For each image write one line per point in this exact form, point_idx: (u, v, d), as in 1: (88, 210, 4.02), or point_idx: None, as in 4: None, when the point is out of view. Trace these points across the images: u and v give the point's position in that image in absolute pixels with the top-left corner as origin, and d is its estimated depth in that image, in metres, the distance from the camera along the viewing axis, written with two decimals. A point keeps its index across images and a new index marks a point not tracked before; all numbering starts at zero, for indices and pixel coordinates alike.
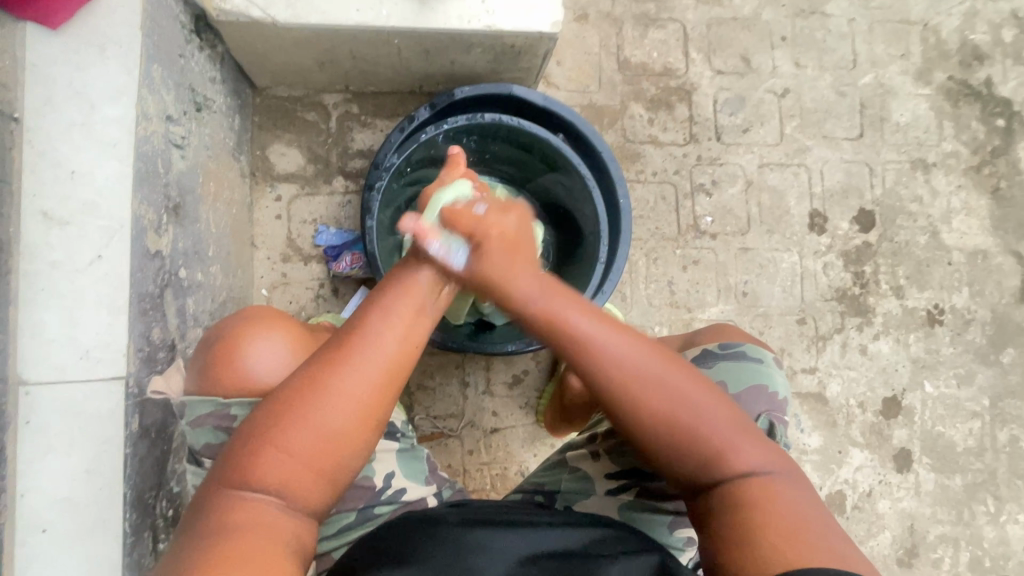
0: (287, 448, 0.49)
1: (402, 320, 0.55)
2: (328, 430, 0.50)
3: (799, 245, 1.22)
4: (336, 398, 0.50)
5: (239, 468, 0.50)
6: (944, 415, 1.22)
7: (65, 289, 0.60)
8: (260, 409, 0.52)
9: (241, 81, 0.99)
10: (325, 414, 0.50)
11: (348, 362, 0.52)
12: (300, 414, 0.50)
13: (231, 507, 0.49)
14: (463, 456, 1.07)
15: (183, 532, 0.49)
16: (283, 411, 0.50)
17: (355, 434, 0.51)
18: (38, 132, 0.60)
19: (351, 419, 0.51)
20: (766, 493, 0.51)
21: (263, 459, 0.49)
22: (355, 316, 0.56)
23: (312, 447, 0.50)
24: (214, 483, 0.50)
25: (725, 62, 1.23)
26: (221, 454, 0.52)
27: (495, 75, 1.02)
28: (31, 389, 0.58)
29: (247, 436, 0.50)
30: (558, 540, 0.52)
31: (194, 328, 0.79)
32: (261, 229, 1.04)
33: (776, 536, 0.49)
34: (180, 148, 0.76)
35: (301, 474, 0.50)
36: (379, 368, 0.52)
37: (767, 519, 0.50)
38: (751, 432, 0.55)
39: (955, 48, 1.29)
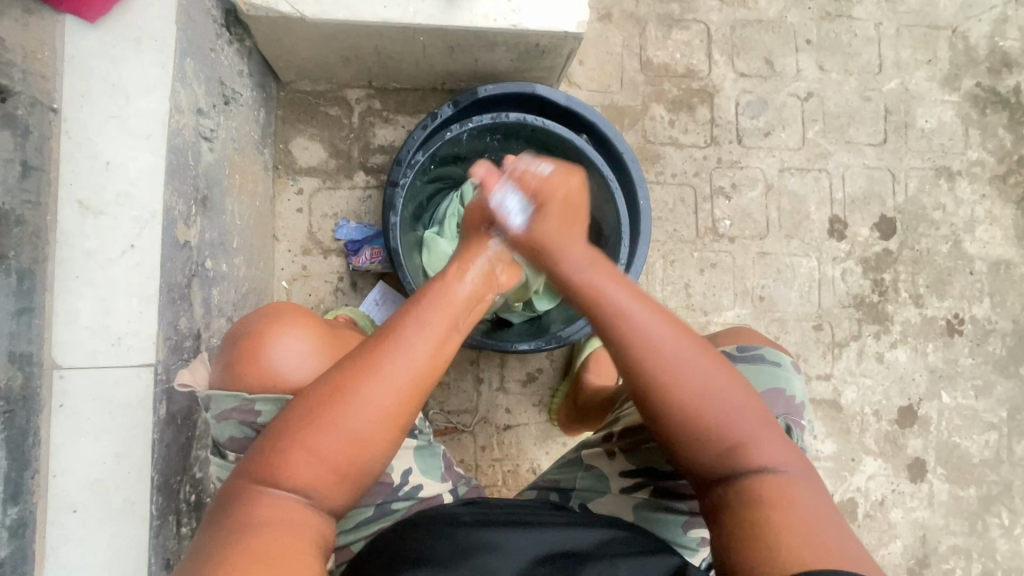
0: (317, 449, 0.50)
1: (434, 328, 0.56)
2: (355, 434, 0.51)
3: (818, 251, 1.21)
4: (365, 402, 0.51)
5: (268, 464, 0.51)
6: (961, 426, 1.21)
7: (98, 277, 0.61)
8: (288, 410, 0.53)
9: (267, 76, 1.00)
10: (354, 418, 0.51)
11: (378, 368, 0.52)
12: (328, 417, 0.51)
13: (260, 500, 0.50)
14: (476, 452, 1.08)
15: (213, 524, 0.50)
16: (312, 413, 0.51)
17: (380, 436, 0.52)
18: (75, 123, 0.62)
19: (378, 424, 0.51)
20: (772, 484, 0.51)
21: (292, 458, 0.50)
22: (388, 319, 0.57)
23: (339, 449, 0.51)
24: (243, 477, 0.51)
25: (749, 65, 1.22)
26: (250, 450, 0.53)
27: (518, 73, 1.02)
28: (65, 372, 0.60)
29: (277, 435, 0.51)
30: (573, 541, 0.53)
31: (218, 318, 0.80)
32: (283, 221, 1.06)
33: (792, 535, 0.48)
34: (210, 140, 0.78)
35: (327, 475, 0.51)
36: (407, 374, 0.52)
37: (784, 515, 0.49)
38: (777, 433, 0.55)
39: (983, 54, 1.27)
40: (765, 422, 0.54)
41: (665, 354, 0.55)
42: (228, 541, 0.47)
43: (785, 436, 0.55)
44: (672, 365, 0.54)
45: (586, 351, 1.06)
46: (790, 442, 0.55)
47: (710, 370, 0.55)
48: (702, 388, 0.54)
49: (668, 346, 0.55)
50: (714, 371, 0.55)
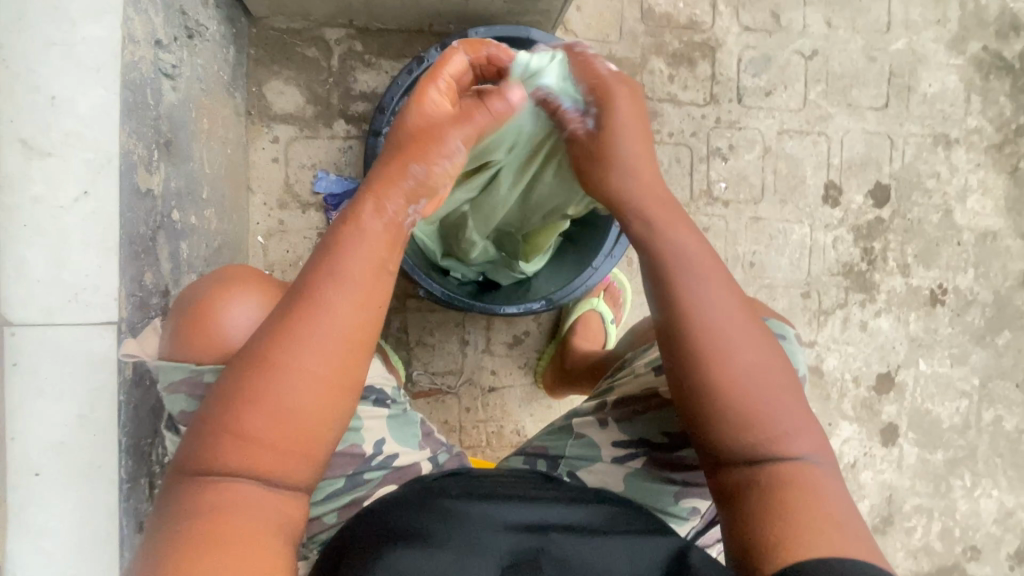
0: (251, 432, 0.47)
1: (359, 278, 0.49)
2: (290, 409, 0.47)
3: (811, 217, 1.19)
4: (296, 374, 0.47)
5: (203, 453, 0.47)
6: (934, 393, 1.24)
7: (51, 226, 0.56)
8: (215, 392, 0.49)
9: (235, 8, 0.91)
10: (288, 393, 0.47)
11: (302, 335, 0.48)
12: (257, 397, 0.47)
13: (203, 491, 0.47)
14: (460, 414, 1.07)
15: (163, 520, 0.48)
16: (239, 393, 0.47)
17: (316, 406, 0.48)
18: (13, 51, 0.55)
19: (315, 394, 0.48)
20: (801, 475, 0.51)
21: (228, 444, 0.47)
22: (303, 274, 0.50)
23: (274, 427, 0.47)
24: (183, 469, 0.49)
25: (754, 18, 1.16)
26: (183, 439, 0.50)
27: (511, 17, 0.95)
28: (17, 330, 0.55)
29: (207, 422, 0.48)
30: (567, 517, 0.51)
31: (188, 274, 0.75)
32: (257, 172, 0.99)
33: (812, 520, 0.49)
34: (172, 78, 0.70)
35: (269, 457, 0.47)
36: (336, 336, 0.48)
37: (806, 506, 0.49)
38: (806, 419, 0.53)
39: (993, 16, 1.23)
40: (801, 411, 0.52)
41: (727, 331, 0.52)
42: (181, 536, 0.46)
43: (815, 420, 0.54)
44: (725, 344, 0.52)
45: (574, 315, 1.04)
46: (819, 427, 0.53)
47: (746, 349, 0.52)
48: (747, 367, 0.52)
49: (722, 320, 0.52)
50: (760, 357, 0.52)
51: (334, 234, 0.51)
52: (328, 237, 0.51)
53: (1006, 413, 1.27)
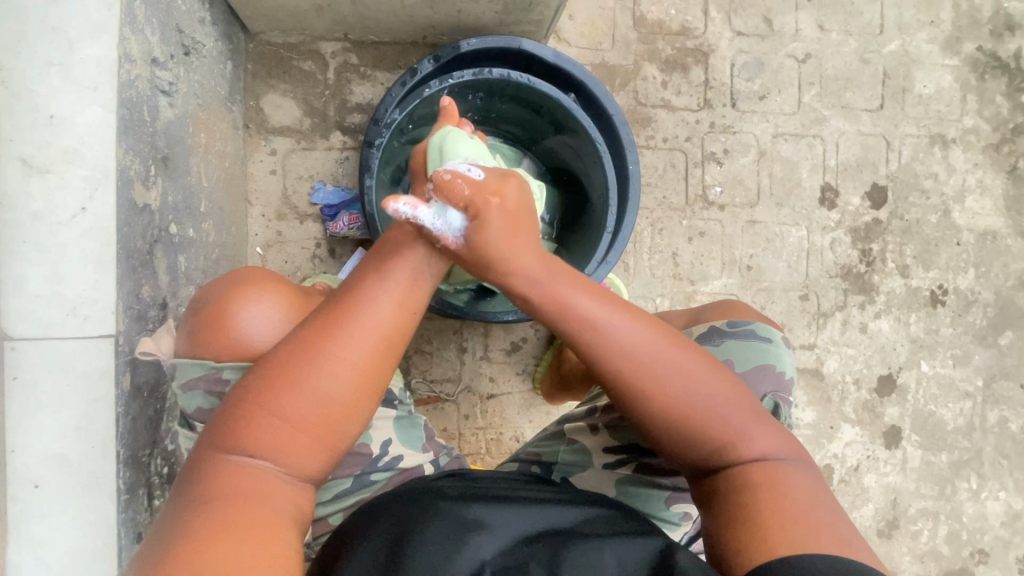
0: (285, 414, 0.48)
1: (402, 280, 0.54)
2: (325, 394, 0.49)
3: (807, 220, 1.19)
4: (333, 361, 0.49)
5: (233, 431, 0.49)
6: (937, 395, 1.23)
7: (48, 243, 0.57)
8: (252, 373, 0.51)
9: (232, 25, 0.93)
10: (323, 377, 0.49)
11: (343, 327, 0.50)
12: (294, 379, 0.49)
13: (225, 471, 0.48)
14: (460, 420, 1.07)
15: (179, 498, 0.48)
16: (278, 375, 0.49)
17: (350, 399, 0.50)
18: (12, 72, 0.56)
19: (350, 384, 0.50)
20: (766, 473, 0.52)
21: (258, 423, 0.48)
22: (354, 274, 0.55)
23: (307, 413, 0.49)
24: (209, 448, 0.49)
25: (746, 23, 1.16)
26: (213, 419, 0.51)
27: (503, 27, 0.96)
28: (17, 344, 0.56)
29: (240, 401, 0.49)
30: (559, 521, 0.52)
31: (187, 286, 0.77)
32: (255, 184, 1.01)
33: (779, 516, 0.49)
34: (168, 94, 0.72)
35: (299, 441, 0.49)
36: (376, 332, 0.51)
37: (776, 503, 0.50)
38: (766, 424, 0.55)
39: (987, 16, 1.23)
40: (758, 416, 0.55)
41: (650, 365, 0.53)
42: (199, 511, 0.46)
43: (772, 421, 0.56)
44: (665, 378, 0.53)
45: None
46: (780, 428, 0.56)
47: (700, 370, 0.54)
48: (678, 394, 0.53)
49: (662, 351, 0.54)
50: (700, 386, 0.53)
51: (385, 243, 0.58)
52: (379, 245, 0.57)
53: (1011, 414, 1.25)
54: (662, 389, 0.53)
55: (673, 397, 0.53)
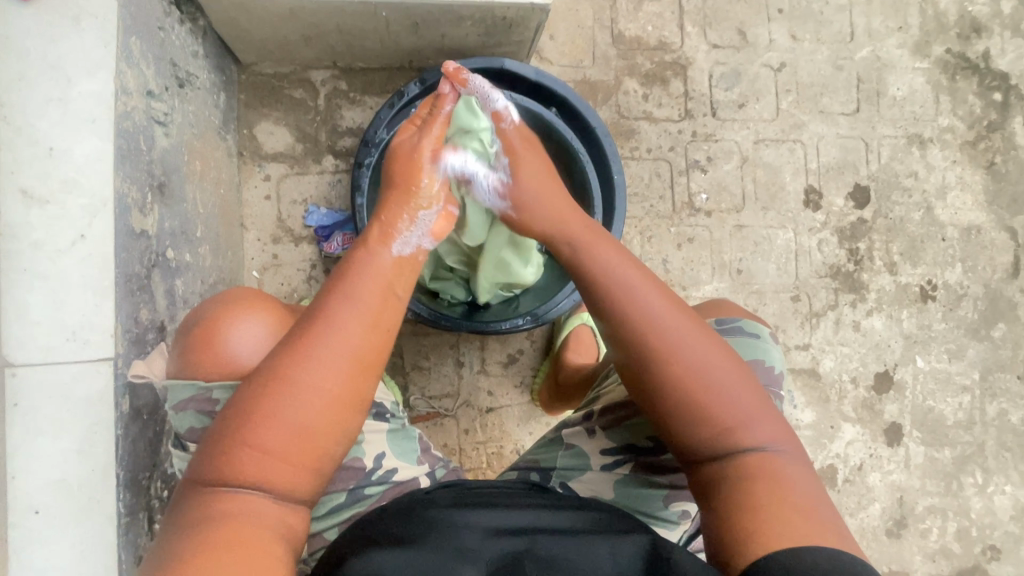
0: (265, 444, 0.49)
1: (366, 300, 0.54)
2: (303, 420, 0.50)
3: (794, 222, 1.21)
4: (305, 387, 0.50)
5: (215, 464, 0.49)
6: (935, 390, 1.24)
7: (50, 270, 0.59)
8: (229, 405, 0.51)
9: (225, 57, 0.97)
10: (298, 405, 0.49)
11: (310, 353, 0.51)
12: (270, 408, 0.49)
13: (211, 504, 0.48)
14: (459, 435, 1.07)
15: (167, 532, 0.48)
16: (253, 406, 0.49)
17: (326, 422, 0.50)
18: (13, 107, 0.58)
19: (322, 407, 0.50)
20: (765, 466, 0.53)
21: (240, 455, 0.49)
22: (315, 300, 0.55)
23: (285, 440, 0.49)
24: (194, 485, 0.50)
25: (721, 36, 1.21)
26: (196, 454, 0.51)
27: (486, 49, 0.99)
28: (18, 370, 0.57)
29: (222, 434, 0.50)
30: (551, 519, 0.53)
31: (184, 310, 0.78)
32: (250, 210, 1.03)
33: (770, 517, 0.49)
34: (163, 125, 0.74)
35: (282, 468, 0.49)
36: (342, 355, 0.51)
37: (772, 498, 0.51)
38: (768, 413, 0.55)
39: (953, 20, 1.27)
40: (767, 404, 0.55)
41: (659, 329, 0.56)
42: (186, 550, 0.45)
43: (776, 412, 0.56)
44: (702, 369, 0.54)
45: (567, 330, 1.05)
46: (782, 418, 0.56)
47: (720, 364, 0.55)
48: (690, 364, 0.54)
49: (665, 321, 0.56)
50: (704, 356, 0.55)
51: (347, 264, 0.58)
52: (342, 267, 0.58)
53: (1011, 406, 1.26)
54: (656, 347, 0.55)
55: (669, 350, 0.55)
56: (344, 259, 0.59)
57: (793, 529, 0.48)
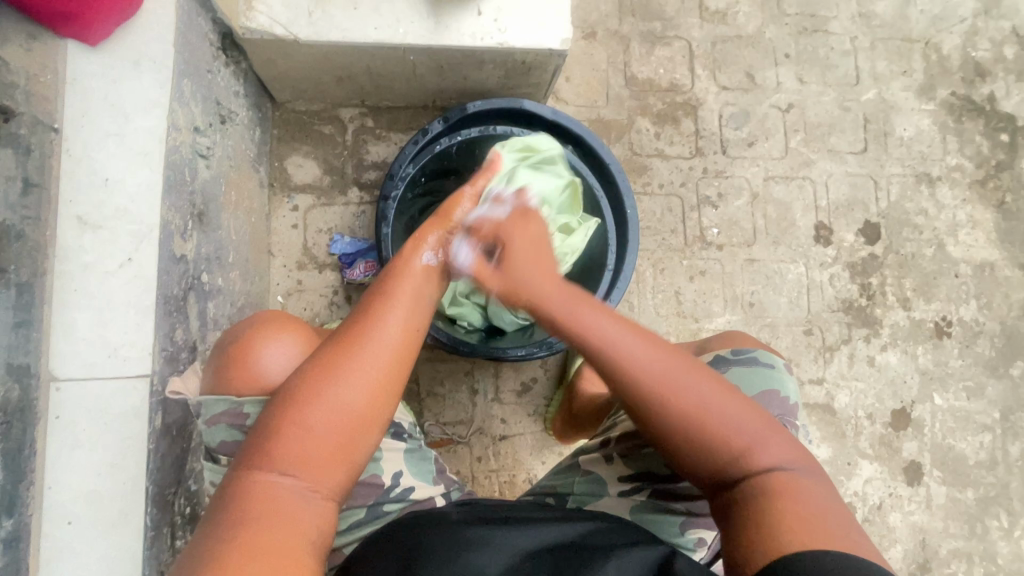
0: (315, 434, 0.52)
1: (405, 300, 0.60)
2: (348, 406, 0.53)
3: (805, 257, 1.23)
4: (347, 375, 0.54)
5: (260, 452, 0.52)
6: (955, 428, 1.22)
7: (98, 291, 0.63)
8: (277, 397, 0.54)
9: (262, 96, 1.03)
10: (343, 391, 0.53)
11: (355, 347, 0.55)
12: (317, 394, 0.53)
13: (253, 491, 0.50)
14: (472, 463, 1.08)
15: (213, 520, 0.49)
16: (303, 399, 0.53)
17: (366, 411, 0.54)
18: (75, 141, 0.64)
19: (364, 394, 0.54)
20: (786, 487, 0.52)
21: (284, 442, 0.51)
22: (359, 303, 0.60)
23: (329, 425, 0.52)
24: (238, 476, 0.51)
25: (730, 78, 1.26)
26: (244, 445, 0.54)
27: (506, 90, 1.06)
28: (61, 385, 0.61)
29: (271, 423, 0.53)
30: (578, 531, 0.56)
31: (214, 331, 0.81)
32: (278, 237, 1.08)
33: (800, 526, 0.49)
34: (206, 158, 0.80)
35: (323, 459, 0.52)
36: (384, 348, 0.56)
37: (778, 508, 0.50)
38: (778, 431, 0.55)
39: (957, 65, 1.32)
40: (771, 424, 0.55)
41: (654, 365, 0.56)
42: (227, 537, 0.47)
43: (789, 435, 0.56)
44: (686, 402, 0.55)
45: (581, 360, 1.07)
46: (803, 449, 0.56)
47: (701, 387, 0.55)
48: (688, 392, 0.55)
49: (672, 372, 0.55)
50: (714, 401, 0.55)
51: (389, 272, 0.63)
52: (382, 276, 0.63)
53: None
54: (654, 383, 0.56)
55: (683, 400, 0.55)
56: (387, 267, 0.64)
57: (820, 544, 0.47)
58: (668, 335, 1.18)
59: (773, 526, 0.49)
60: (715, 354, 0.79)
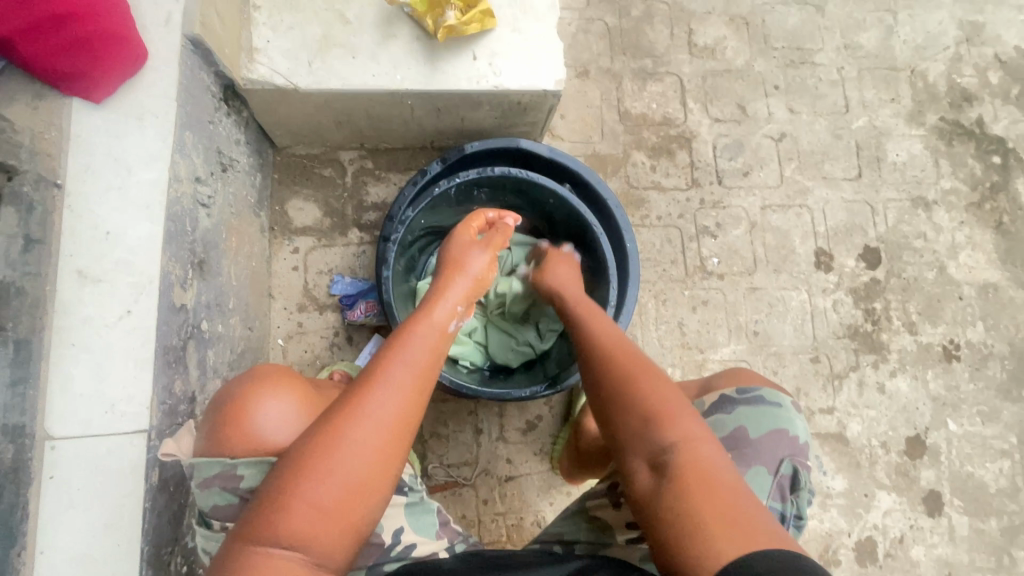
0: (313, 500, 0.51)
1: (415, 363, 0.59)
2: (355, 475, 0.52)
3: (807, 283, 1.22)
4: (357, 445, 0.53)
5: (262, 524, 0.50)
6: (972, 454, 1.19)
7: (96, 345, 0.62)
8: (282, 465, 0.53)
9: (263, 142, 1.05)
10: (349, 462, 0.52)
11: (363, 413, 0.54)
12: (324, 465, 0.52)
13: (254, 565, 0.49)
14: (478, 507, 1.05)
15: None
16: (303, 463, 0.52)
17: (374, 481, 0.53)
18: (77, 196, 0.65)
19: (371, 465, 0.53)
20: (705, 482, 0.53)
21: (288, 515, 0.50)
22: (371, 362, 0.59)
23: (335, 497, 0.51)
24: (237, 546, 0.50)
25: (722, 110, 1.28)
26: (245, 513, 0.52)
27: (504, 130, 1.07)
28: (56, 444, 0.59)
29: (275, 493, 0.51)
30: None
31: (214, 380, 0.80)
32: (278, 280, 1.08)
33: (708, 512, 0.51)
34: (207, 206, 0.80)
35: (327, 532, 0.51)
36: (393, 414, 0.55)
37: (702, 502, 0.52)
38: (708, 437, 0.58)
39: (944, 91, 1.34)
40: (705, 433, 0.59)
41: (622, 354, 0.67)
42: None
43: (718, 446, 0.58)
44: (645, 376, 0.64)
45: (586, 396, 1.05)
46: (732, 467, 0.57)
47: (653, 377, 0.63)
48: (649, 372, 0.64)
49: (638, 361, 0.66)
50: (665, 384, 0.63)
51: (402, 329, 0.63)
52: (395, 335, 0.62)
53: None
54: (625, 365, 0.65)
55: (639, 378, 0.63)
56: (401, 326, 0.64)
57: (720, 535, 0.49)
58: (674, 368, 1.17)
59: (684, 507, 0.52)
60: (721, 394, 0.77)
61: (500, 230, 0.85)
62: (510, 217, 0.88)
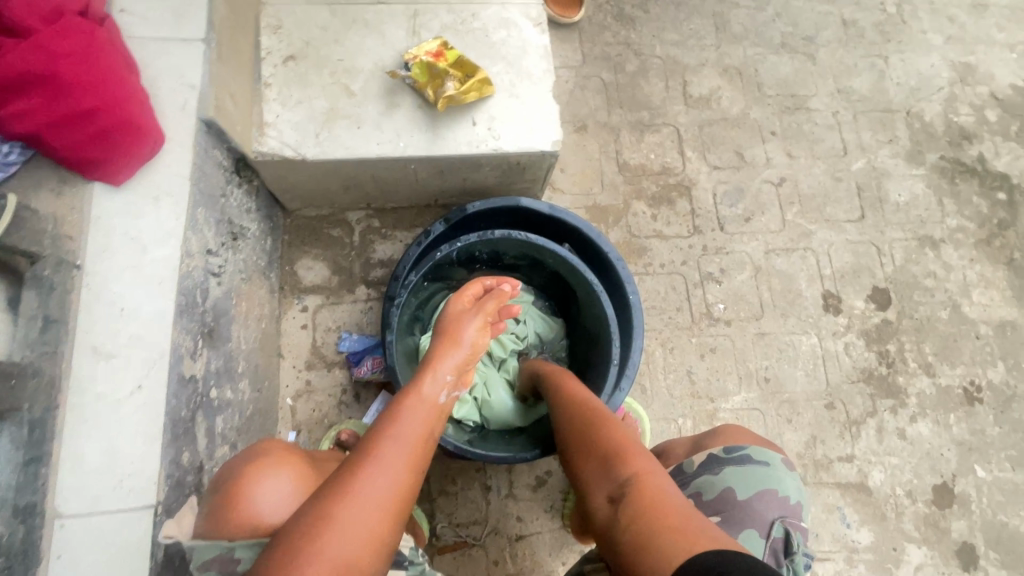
0: None
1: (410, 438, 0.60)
2: (350, 553, 0.51)
3: (816, 327, 1.21)
4: (354, 520, 0.52)
5: None
6: (1005, 502, 1.13)
7: (107, 420, 0.64)
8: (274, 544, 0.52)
9: (274, 207, 1.09)
10: (345, 538, 0.51)
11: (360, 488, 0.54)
12: (319, 543, 0.50)
13: None
14: (489, 568, 1.02)
15: None
16: (297, 543, 0.50)
17: (367, 560, 0.52)
18: (94, 275, 0.68)
19: (366, 541, 0.52)
20: (661, 506, 0.58)
21: None
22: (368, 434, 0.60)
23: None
24: None
25: (721, 158, 1.31)
26: None
27: (506, 187, 1.10)
28: (65, 521, 0.60)
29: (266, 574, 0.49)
30: None
31: (222, 446, 0.81)
32: (287, 339, 1.09)
33: (666, 521, 0.55)
34: (217, 276, 0.83)
35: None
36: (388, 490, 0.55)
37: (661, 516, 0.56)
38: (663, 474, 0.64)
39: (942, 130, 1.35)
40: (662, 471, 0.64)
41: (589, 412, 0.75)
42: None
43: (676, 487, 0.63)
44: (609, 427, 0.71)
45: None
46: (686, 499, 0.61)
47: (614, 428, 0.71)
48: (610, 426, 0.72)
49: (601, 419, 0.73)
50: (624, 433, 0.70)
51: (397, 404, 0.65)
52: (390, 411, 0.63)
53: None
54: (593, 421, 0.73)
55: (604, 431, 0.70)
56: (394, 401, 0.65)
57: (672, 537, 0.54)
58: (684, 418, 1.15)
59: (645, 523, 0.56)
60: (709, 453, 0.76)
61: (496, 295, 0.86)
62: (507, 284, 0.91)
